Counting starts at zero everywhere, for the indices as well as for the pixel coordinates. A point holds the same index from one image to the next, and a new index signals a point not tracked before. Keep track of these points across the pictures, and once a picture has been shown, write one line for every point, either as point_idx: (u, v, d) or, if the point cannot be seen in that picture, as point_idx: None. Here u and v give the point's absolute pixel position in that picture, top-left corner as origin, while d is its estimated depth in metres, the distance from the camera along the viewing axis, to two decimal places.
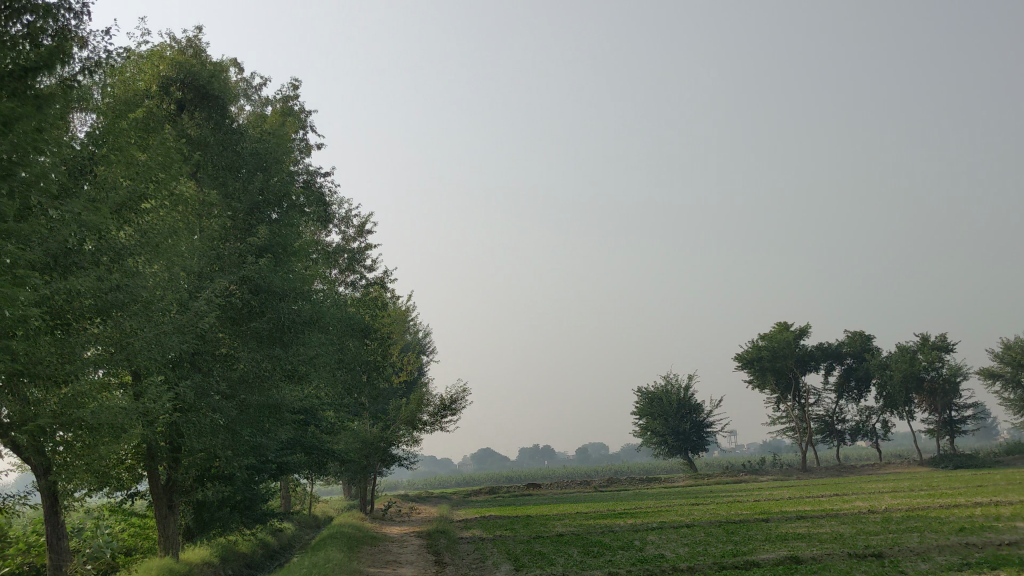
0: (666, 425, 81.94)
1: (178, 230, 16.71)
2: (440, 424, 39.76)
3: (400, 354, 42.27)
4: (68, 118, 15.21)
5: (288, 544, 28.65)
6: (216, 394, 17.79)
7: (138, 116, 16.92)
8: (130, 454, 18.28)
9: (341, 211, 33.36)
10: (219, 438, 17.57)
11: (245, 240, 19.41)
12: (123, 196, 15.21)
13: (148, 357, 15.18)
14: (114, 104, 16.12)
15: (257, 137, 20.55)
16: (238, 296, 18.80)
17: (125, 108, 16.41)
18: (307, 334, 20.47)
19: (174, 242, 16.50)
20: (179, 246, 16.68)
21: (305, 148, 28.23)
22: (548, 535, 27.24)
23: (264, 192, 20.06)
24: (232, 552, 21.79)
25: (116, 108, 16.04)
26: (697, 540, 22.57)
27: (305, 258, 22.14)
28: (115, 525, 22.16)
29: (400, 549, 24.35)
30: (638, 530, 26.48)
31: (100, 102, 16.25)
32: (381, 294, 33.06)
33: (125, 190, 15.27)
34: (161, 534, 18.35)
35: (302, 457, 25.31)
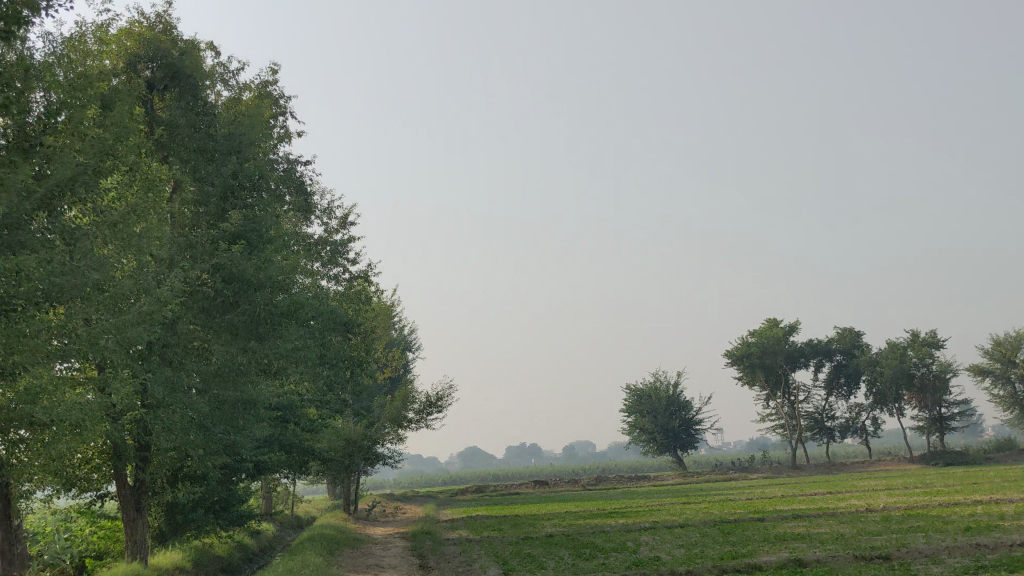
0: (655, 422, 81.19)
1: (140, 213, 15.79)
2: (427, 422, 38.82)
3: (385, 349, 41.32)
4: (21, 93, 14.24)
5: (268, 547, 27.64)
6: (186, 387, 16.82)
7: (99, 91, 16.02)
8: (96, 453, 17.30)
9: (323, 202, 32.38)
10: (190, 436, 16.63)
11: (218, 226, 18.41)
12: (79, 176, 14.29)
13: (109, 345, 14.41)
14: (69, 78, 15.19)
15: (232, 119, 19.55)
16: (210, 285, 17.81)
17: (84, 82, 15.48)
18: (286, 326, 19.49)
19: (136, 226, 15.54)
20: (141, 229, 15.75)
21: (286, 135, 27.30)
22: (537, 535, 26.33)
23: (238, 177, 18.80)
24: (206, 556, 20.79)
25: (73, 82, 15.13)
26: (694, 542, 21.70)
27: (284, 248, 21.15)
28: (83, 527, 21.16)
29: (385, 552, 23.36)
30: (630, 530, 25.60)
31: (57, 75, 15.33)
32: (364, 288, 32.06)
33: (79, 168, 14.27)
34: (128, 538, 17.39)
35: (281, 456, 24.31)
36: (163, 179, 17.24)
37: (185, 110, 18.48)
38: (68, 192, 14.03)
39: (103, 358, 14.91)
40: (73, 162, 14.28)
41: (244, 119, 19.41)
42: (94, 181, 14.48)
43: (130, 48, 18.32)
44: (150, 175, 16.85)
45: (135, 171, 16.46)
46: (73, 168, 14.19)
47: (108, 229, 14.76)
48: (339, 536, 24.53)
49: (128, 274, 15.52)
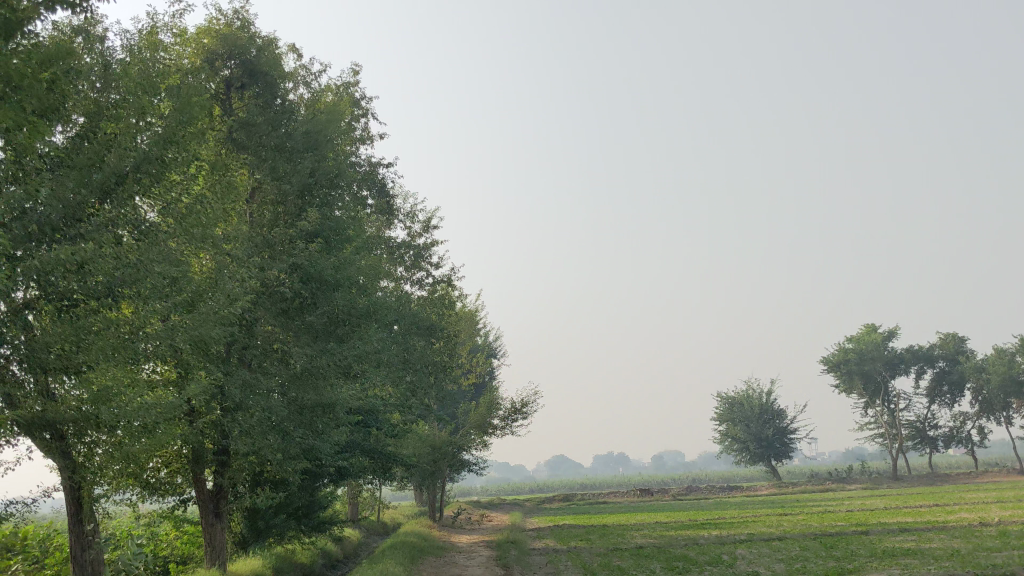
0: (748, 431, 79.01)
1: (207, 206, 15.41)
2: (512, 429, 38.14)
3: (470, 354, 40.84)
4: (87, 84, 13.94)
5: (352, 554, 27.31)
6: (265, 389, 16.46)
7: (171, 84, 15.66)
8: (176, 458, 17.08)
9: (407, 206, 32.02)
10: (269, 439, 16.24)
11: (296, 225, 17.97)
12: (144, 164, 13.69)
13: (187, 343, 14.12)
14: (132, 66, 14.77)
15: (310, 116, 19.12)
16: (288, 285, 17.38)
17: (154, 72, 15.12)
18: (366, 327, 18.98)
19: (205, 219, 15.09)
20: (209, 224, 15.32)
21: (369, 136, 26.99)
22: (627, 547, 25.28)
23: (316, 175, 18.34)
24: (289, 563, 20.47)
25: (142, 72, 14.73)
26: (794, 556, 20.42)
27: (365, 248, 20.70)
28: (168, 532, 21.07)
29: (469, 561, 22.71)
30: (724, 543, 24.42)
31: (124, 65, 14.99)
32: (448, 291, 31.50)
33: (141, 153, 13.68)
34: (207, 544, 17.16)
35: (364, 462, 23.91)
36: (240, 180, 17.00)
37: (260, 107, 18.13)
38: (128, 181, 13.42)
39: (178, 353, 14.57)
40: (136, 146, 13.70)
41: (322, 116, 19.02)
42: (159, 169, 13.98)
43: (207, 46, 18.10)
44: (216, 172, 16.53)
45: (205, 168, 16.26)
46: (136, 153, 13.56)
47: (178, 225, 14.40)
48: (422, 544, 23.98)
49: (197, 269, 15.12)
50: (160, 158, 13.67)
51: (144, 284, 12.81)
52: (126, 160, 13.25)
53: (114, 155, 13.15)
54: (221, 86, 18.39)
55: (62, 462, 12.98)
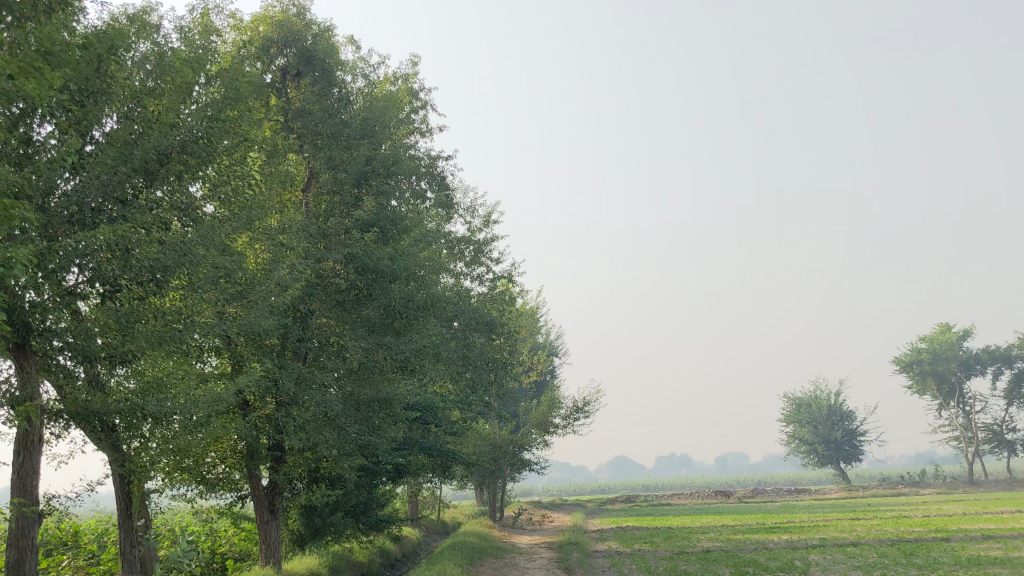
0: (817, 433, 77.10)
1: (259, 196, 15.18)
2: (573, 428, 37.41)
3: (532, 352, 40.23)
4: (134, 64, 13.49)
5: (412, 553, 26.92)
6: (320, 385, 16.07)
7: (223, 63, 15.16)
8: (230, 453, 16.78)
9: (467, 201, 31.52)
10: (324, 435, 15.82)
11: (352, 214, 17.51)
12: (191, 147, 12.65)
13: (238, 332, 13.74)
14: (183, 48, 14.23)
15: (366, 104, 18.63)
16: (343, 277, 16.91)
17: (205, 51, 14.62)
18: (425, 322, 18.46)
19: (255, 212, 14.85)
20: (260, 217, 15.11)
21: (429, 129, 26.56)
22: (693, 551, 24.41)
23: (372, 163, 17.83)
24: (347, 563, 20.08)
25: (192, 51, 14.25)
26: (872, 564, 19.34)
27: (423, 241, 20.17)
28: (226, 530, 20.86)
29: (530, 563, 22.09)
30: (796, 548, 23.39)
31: (175, 45, 14.54)
32: (508, 287, 30.89)
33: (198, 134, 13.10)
34: (262, 542, 16.84)
35: (423, 460, 23.43)
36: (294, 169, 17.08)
37: (316, 95, 17.71)
38: (174, 161, 12.47)
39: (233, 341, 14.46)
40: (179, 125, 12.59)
41: (379, 103, 18.53)
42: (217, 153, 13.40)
43: (263, 33, 17.75)
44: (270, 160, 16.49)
45: (257, 155, 16.01)
46: (182, 131, 12.52)
47: (230, 213, 13.94)
48: (482, 545, 23.41)
49: (249, 262, 14.76)
50: (207, 140, 12.51)
51: (197, 275, 12.57)
52: (170, 140, 12.36)
53: (159, 135, 12.23)
54: (277, 74, 18.03)
55: (111, 455, 12.57)
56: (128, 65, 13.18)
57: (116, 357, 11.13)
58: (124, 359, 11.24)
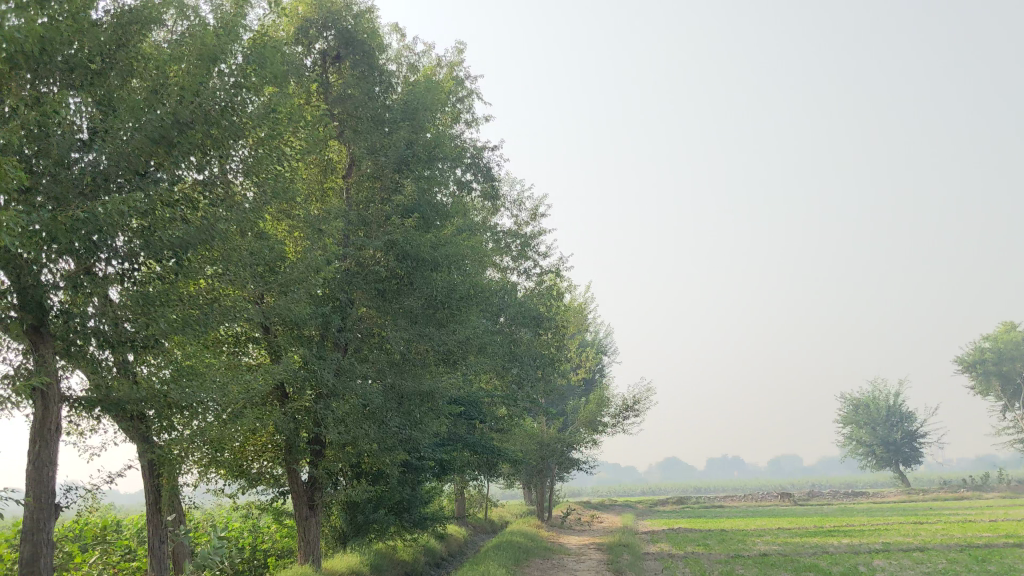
0: (875, 434, 75.18)
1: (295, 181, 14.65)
2: (623, 427, 36.55)
3: (581, 349, 39.45)
4: (166, 38, 12.97)
5: (459, 552, 26.35)
6: (360, 377, 15.53)
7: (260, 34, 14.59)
8: (269, 447, 16.31)
9: (514, 194, 30.83)
10: (365, 428, 15.26)
11: (392, 200, 16.91)
12: (237, 122, 11.73)
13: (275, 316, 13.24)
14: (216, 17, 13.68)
15: (408, 88, 18.01)
16: (384, 265, 16.31)
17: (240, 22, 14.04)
18: (468, 312, 17.79)
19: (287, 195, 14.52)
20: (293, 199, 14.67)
21: (476, 119, 25.91)
22: (749, 554, 23.51)
23: (414, 148, 17.22)
24: (390, 561, 19.55)
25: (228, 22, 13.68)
26: (942, 570, 18.32)
27: (467, 231, 19.55)
28: (268, 526, 20.44)
29: (578, 564, 21.35)
30: (858, 553, 22.39)
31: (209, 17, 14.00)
32: (556, 281, 30.15)
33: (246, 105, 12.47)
34: (301, 539, 16.35)
35: (467, 456, 22.81)
36: (335, 159, 17.07)
37: (356, 78, 17.13)
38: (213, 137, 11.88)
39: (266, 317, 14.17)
40: (219, 84, 11.64)
41: (422, 86, 17.87)
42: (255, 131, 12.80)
43: (303, 15, 17.20)
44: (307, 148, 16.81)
45: (295, 140, 15.49)
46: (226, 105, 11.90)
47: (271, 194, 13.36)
48: (529, 545, 22.71)
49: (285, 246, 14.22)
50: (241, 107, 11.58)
51: (233, 261, 12.04)
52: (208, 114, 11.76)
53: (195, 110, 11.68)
54: (316, 58, 17.48)
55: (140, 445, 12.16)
56: (159, 39, 12.69)
57: (140, 343, 10.59)
58: (148, 345, 10.70)
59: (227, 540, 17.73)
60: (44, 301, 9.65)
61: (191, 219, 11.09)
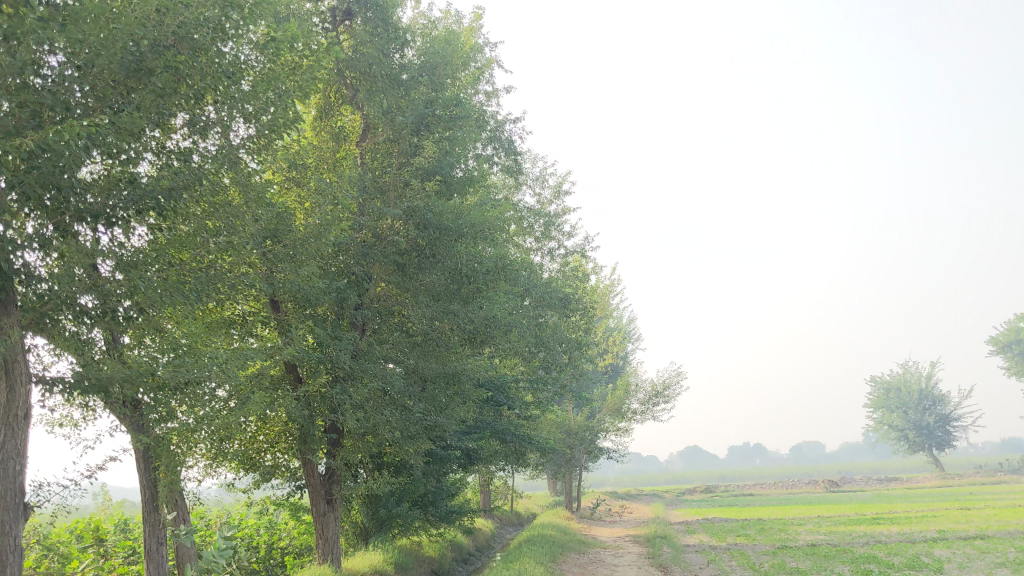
0: (907, 418, 73.55)
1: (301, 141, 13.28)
2: (652, 414, 35.15)
3: (607, 334, 38.11)
4: None
5: (486, 546, 25.13)
6: (379, 359, 14.23)
7: None
8: (282, 437, 15.07)
9: (537, 170, 29.50)
10: (385, 415, 13.94)
11: (411, 164, 15.53)
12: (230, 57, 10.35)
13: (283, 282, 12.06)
14: None
15: (425, 45, 16.65)
16: (404, 235, 14.94)
17: None
18: (495, 287, 16.44)
19: (293, 160, 13.29)
20: (301, 164, 13.38)
21: (497, 90, 24.57)
22: (796, 544, 22.07)
23: (433, 109, 15.86)
24: (415, 558, 18.30)
25: None
26: (1015, 559, 16.81)
27: (491, 202, 18.19)
28: (285, 523, 19.25)
29: (616, 558, 19.99)
30: (915, 542, 20.95)
31: None
32: (581, 262, 28.76)
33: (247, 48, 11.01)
34: (319, 536, 15.05)
35: (495, 445, 21.55)
36: (349, 125, 15.84)
37: (369, 34, 15.78)
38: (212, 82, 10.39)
39: (273, 291, 12.97)
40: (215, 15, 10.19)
41: (440, 44, 16.55)
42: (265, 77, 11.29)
43: None
44: (318, 113, 15.67)
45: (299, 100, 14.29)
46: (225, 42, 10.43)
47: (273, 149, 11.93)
48: (562, 539, 21.40)
49: (292, 211, 12.90)
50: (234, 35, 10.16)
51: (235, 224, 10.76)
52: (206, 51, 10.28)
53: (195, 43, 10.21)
54: (326, 15, 16.30)
55: (134, 435, 10.96)
56: None
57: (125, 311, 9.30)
58: (135, 315, 9.43)
59: (240, 537, 16.57)
60: (8, 264, 8.19)
61: (178, 168, 9.81)
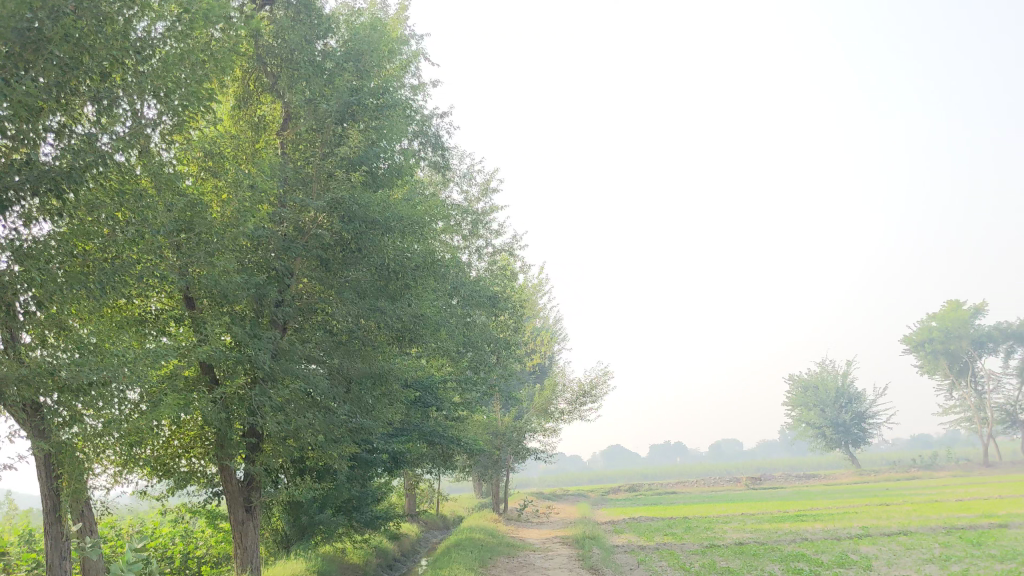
0: (824, 416, 75.11)
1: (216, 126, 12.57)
2: (580, 414, 34.98)
3: (534, 334, 37.87)
4: None
5: (412, 551, 24.56)
6: (301, 359, 13.59)
7: None
8: (198, 442, 14.30)
9: (464, 167, 29.04)
10: (307, 417, 13.31)
11: (334, 154, 14.91)
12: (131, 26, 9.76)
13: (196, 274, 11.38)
14: None
15: (350, 32, 16.06)
16: (327, 228, 14.29)
17: None
18: (423, 284, 15.93)
19: (209, 147, 12.59)
20: (217, 152, 12.67)
21: (424, 84, 24.07)
22: (724, 543, 22.02)
23: (358, 99, 15.29)
24: (339, 565, 17.67)
25: None
26: (940, 555, 16.97)
27: (418, 196, 17.68)
28: (202, 532, 18.41)
29: (545, 561, 19.64)
30: (841, 539, 21.10)
31: None
32: (509, 261, 28.37)
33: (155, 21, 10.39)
34: (237, 546, 14.29)
35: (421, 448, 21.04)
36: (270, 115, 15.16)
37: (291, 20, 15.14)
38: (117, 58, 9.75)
39: (187, 286, 12.24)
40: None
41: (366, 32, 16.00)
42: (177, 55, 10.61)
43: None
44: (237, 101, 14.97)
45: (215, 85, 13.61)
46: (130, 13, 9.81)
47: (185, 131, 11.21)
48: (490, 543, 20.96)
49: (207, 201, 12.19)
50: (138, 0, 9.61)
51: (144, 213, 10.07)
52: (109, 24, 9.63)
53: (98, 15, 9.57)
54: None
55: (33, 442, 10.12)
56: None
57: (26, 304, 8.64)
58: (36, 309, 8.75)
59: (153, 548, 15.74)
60: None
61: (83, 151, 9.18)
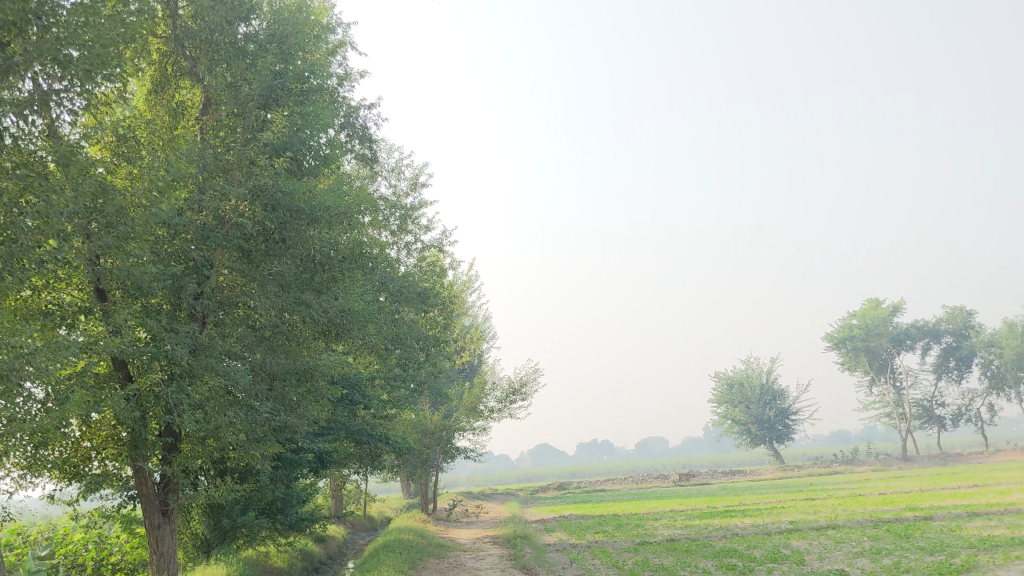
0: (749, 413, 76.17)
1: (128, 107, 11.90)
2: (510, 412, 34.63)
3: (464, 332, 37.42)
4: None
5: (339, 553, 23.91)
6: (221, 355, 12.95)
7: None
8: (110, 442, 13.56)
9: (393, 161, 28.49)
10: (228, 415, 12.68)
11: (256, 141, 14.31)
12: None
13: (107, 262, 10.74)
14: None
15: (273, 15, 15.45)
16: (249, 218, 13.68)
17: None
18: (349, 277, 15.38)
19: (121, 130, 11.92)
20: (130, 134, 12.00)
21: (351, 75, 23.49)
22: (656, 540, 21.87)
23: (281, 83, 14.71)
24: (262, 570, 17.00)
25: None
26: (869, 548, 17.01)
27: (343, 187, 17.11)
28: (117, 537, 17.57)
29: (475, 561, 19.20)
30: (770, 533, 21.11)
31: None
32: (437, 257, 27.89)
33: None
34: (153, 552, 13.61)
35: (348, 447, 20.43)
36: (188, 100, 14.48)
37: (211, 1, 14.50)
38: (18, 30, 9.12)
39: (98, 276, 11.54)
40: None
41: (289, 15, 15.41)
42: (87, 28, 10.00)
43: None
44: (153, 85, 14.27)
45: (128, 66, 12.93)
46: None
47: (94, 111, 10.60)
48: (420, 543, 20.46)
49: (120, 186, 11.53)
50: None
51: (50, 196, 9.46)
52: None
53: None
54: None
55: None
56: None
57: None
58: None
59: (63, 555, 14.91)
60: None
61: None
